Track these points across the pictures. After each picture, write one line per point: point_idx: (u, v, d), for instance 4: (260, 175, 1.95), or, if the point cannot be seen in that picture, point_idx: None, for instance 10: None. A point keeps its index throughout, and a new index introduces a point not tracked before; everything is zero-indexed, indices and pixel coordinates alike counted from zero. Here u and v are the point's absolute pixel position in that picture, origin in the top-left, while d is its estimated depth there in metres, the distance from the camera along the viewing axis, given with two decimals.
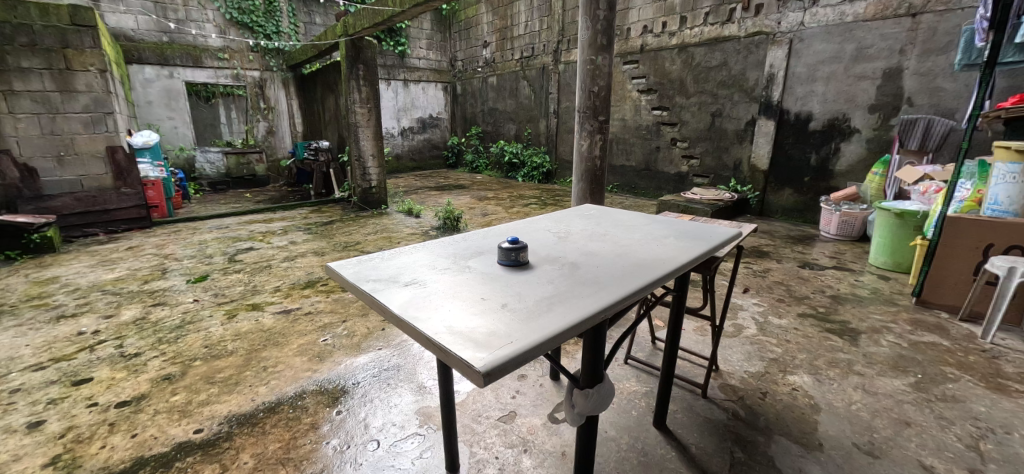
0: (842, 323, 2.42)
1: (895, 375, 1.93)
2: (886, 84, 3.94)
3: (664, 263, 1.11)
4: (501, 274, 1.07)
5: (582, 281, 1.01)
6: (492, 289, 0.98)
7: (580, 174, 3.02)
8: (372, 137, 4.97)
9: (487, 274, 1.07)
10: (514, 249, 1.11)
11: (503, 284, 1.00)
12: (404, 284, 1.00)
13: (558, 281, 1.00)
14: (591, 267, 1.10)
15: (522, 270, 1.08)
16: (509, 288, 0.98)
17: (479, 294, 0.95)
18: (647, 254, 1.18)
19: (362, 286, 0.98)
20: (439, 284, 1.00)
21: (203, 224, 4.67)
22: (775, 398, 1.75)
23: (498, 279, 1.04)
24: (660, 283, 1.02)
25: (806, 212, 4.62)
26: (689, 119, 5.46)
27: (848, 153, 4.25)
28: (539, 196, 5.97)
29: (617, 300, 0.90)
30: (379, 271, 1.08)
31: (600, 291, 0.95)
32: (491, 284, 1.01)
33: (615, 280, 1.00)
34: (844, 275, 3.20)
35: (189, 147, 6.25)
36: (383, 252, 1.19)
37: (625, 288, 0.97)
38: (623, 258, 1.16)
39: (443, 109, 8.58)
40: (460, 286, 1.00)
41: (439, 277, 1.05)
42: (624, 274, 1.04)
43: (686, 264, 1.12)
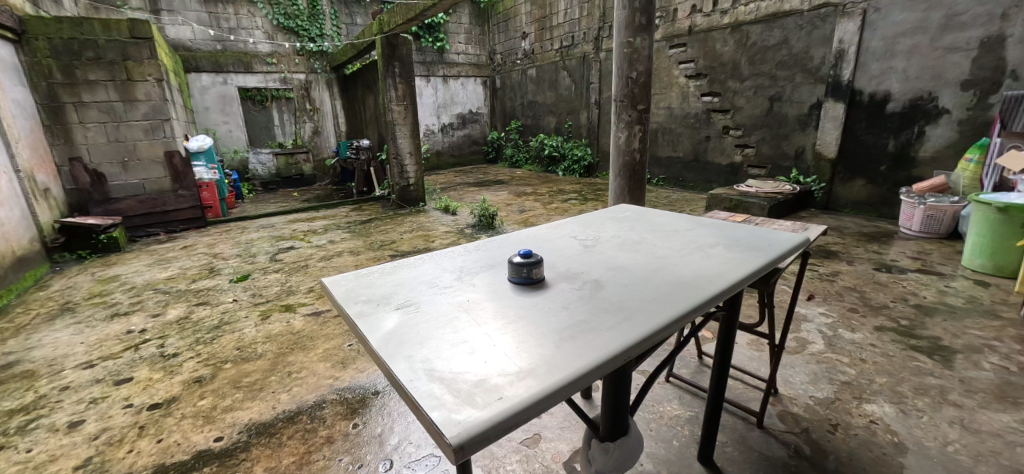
0: (930, 341, 2.08)
1: (1002, 408, 1.61)
2: (983, 56, 3.39)
3: (712, 280, 0.90)
4: (509, 293, 0.91)
5: (606, 304, 0.81)
6: (494, 312, 0.82)
7: (618, 169, 2.81)
8: (409, 135, 4.95)
9: (492, 294, 0.92)
10: (526, 264, 0.93)
11: (508, 308, 0.84)
12: (395, 306, 0.86)
13: (574, 303, 0.83)
14: (618, 283, 0.91)
15: (535, 289, 0.92)
16: (514, 313, 0.81)
17: (477, 319, 0.80)
18: (691, 267, 0.96)
19: (348, 308, 0.86)
20: (435, 305, 0.86)
21: (252, 223, 4.83)
22: (849, 432, 1.49)
23: (504, 299, 0.88)
24: (705, 308, 0.80)
25: (882, 206, 4.10)
26: (744, 104, 5.02)
27: (935, 138, 3.72)
28: (580, 191, 5.73)
29: (646, 334, 0.71)
30: (373, 287, 0.96)
31: (626, 319, 0.75)
32: (494, 306, 0.85)
33: (647, 303, 0.80)
34: (932, 280, 2.77)
35: (242, 149, 6.52)
36: (384, 266, 1.07)
37: (658, 314, 0.77)
38: (659, 273, 0.95)
39: (482, 104, 8.49)
40: (459, 308, 0.85)
41: (438, 296, 0.91)
42: (659, 294, 0.84)
43: (739, 282, 0.90)
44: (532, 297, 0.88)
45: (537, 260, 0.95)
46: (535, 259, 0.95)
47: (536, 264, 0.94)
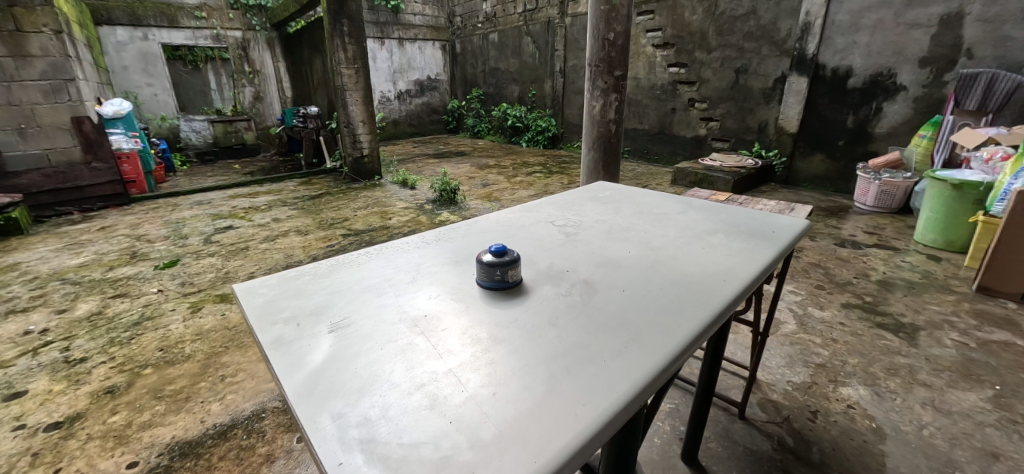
0: (894, 318, 2.10)
1: (968, 387, 1.63)
2: (943, 34, 3.43)
3: (723, 279, 0.75)
4: (479, 303, 0.72)
5: (604, 317, 0.64)
6: (459, 334, 0.63)
7: (591, 142, 2.68)
8: (361, 101, 4.55)
9: (456, 302, 0.73)
10: (503, 269, 0.74)
11: (478, 325, 0.65)
12: (328, 328, 0.66)
13: (564, 317, 0.65)
14: (613, 286, 0.74)
15: (511, 296, 0.73)
16: (485, 337, 0.62)
17: (438, 348, 0.60)
18: (696, 261, 0.81)
19: (265, 335, 0.65)
20: (382, 326, 0.66)
21: (184, 199, 4.33)
22: (829, 419, 1.45)
23: (472, 311, 0.69)
24: (724, 319, 0.65)
25: (838, 181, 4.19)
26: (710, 76, 4.94)
27: (891, 114, 3.78)
28: (545, 164, 5.55)
29: (663, 363, 0.54)
30: (300, 300, 0.74)
31: (633, 340, 0.58)
32: (460, 323, 0.66)
33: (656, 316, 0.64)
34: (890, 256, 2.83)
35: (171, 115, 5.83)
36: (317, 267, 0.86)
37: (672, 332, 0.60)
38: (660, 269, 0.79)
39: (442, 70, 8.02)
40: (412, 330, 0.65)
41: (387, 309, 0.71)
42: (667, 300, 0.68)
43: (754, 280, 0.75)
44: (507, 308, 0.69)
45: (514, 261, 0.75)
46: (512, 261, 0.74)
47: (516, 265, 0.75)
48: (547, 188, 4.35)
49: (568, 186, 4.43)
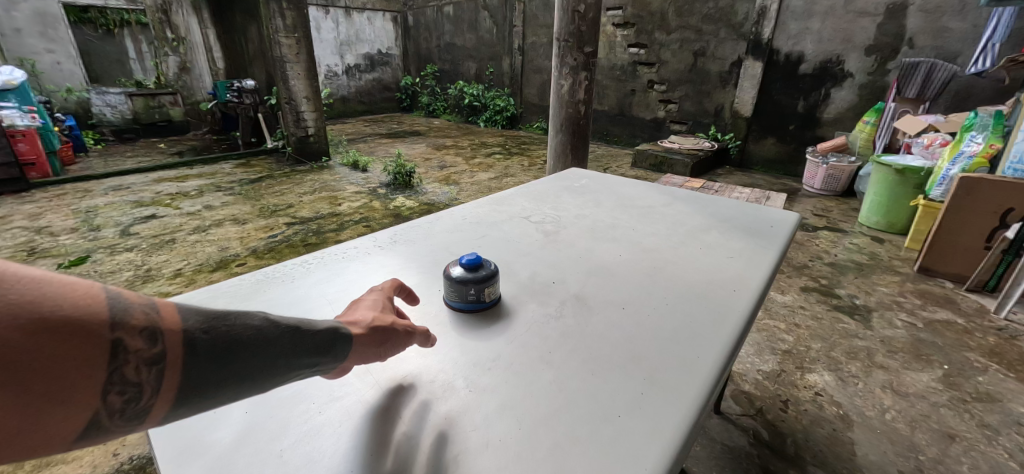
0: (849, 300, 2.16)
1: (921, 367, 1.69)
2: (888, 23, 3.54)
3: (725, 296, 0.73)
4: (450, 336, 0.65)
5: (608, 354, 0.60)
6: (435, 382, 0.57)
7: (560, 123, 2.64)
8: (304, 75, 4.16)
9: (418, 334, 0.66)
10: (480, 288, 0.69)
11: (456, 368, 0.59)
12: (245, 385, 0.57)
13: (566, 353, 0.60)
14: (609, 309, 0.70)
15: (490, 324, 0.67)
16: (464, 383, 0.56)
17: (406, 402, 0.54)
18: (690, 276, 0.79)
19: None
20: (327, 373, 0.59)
21: (98, 184, 3.81)
22: (799, 409, 1.46)
23: (447, 350, 0.63)
24: (739, 345, 0.63)
25: (788, 164, 4.33)
26: (669, 58, 4.93)
27: (838, 100, 3.91)
28: (504, 145, 5.38)
29: (690, 410, 0.51)
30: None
31: (653, 383, 0.55)
32: (429, 366, 0.60)
33: (666, 350, 0.60)
34: (839, 238, 2.93)
35: (79, 87, 5.13)
36: (235, 291, 0.75)
37: (695, 370, 0.57)
38: (662, 286, 0.76)
39: (393, 43, 7.56)
40: (363, 379, 0.58)
41: None
42: (679, 329, 0.65)
43: (758, 294, 0.74)
44: (491, 343, 0.64)
45: (492, 275, 0.70)
46: (489, 276, 0.70)
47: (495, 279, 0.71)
48: (508, 171, 4.20)
49: (529, 168, 4.30)
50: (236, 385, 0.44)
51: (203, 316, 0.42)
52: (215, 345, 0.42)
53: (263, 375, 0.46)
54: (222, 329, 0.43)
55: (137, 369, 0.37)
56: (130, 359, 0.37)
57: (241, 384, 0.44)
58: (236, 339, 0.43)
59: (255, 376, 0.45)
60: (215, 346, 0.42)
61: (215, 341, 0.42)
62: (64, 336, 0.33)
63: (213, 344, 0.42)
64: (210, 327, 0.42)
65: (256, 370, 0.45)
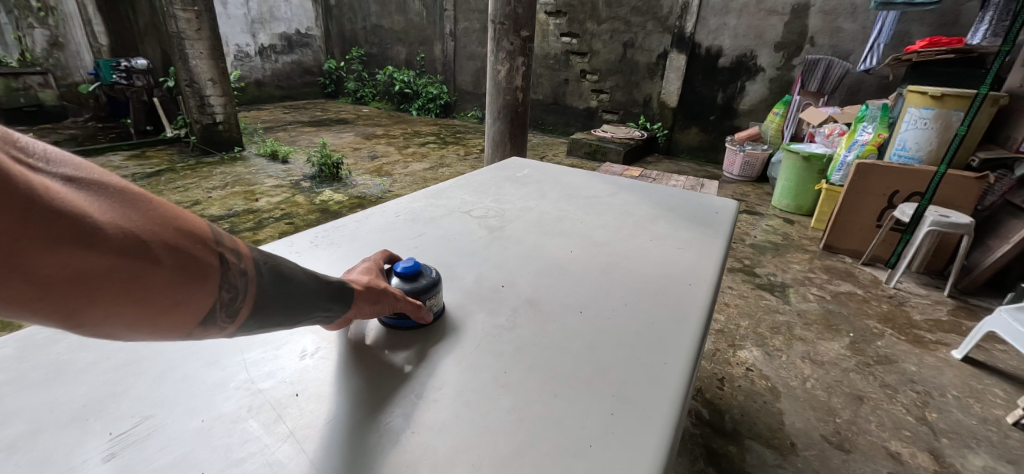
0: (768, 278, 2.32)
1: (831, 337, 1.85)
2: (793, 21, 3.83)
3: (681, 293, 0.71)
4: (385, 365, 0.57)
5: (571, 369, 0.55)
6: (368, 425, 0.48)
7: (497, 112, 2.58)
8: (209, 55, 3.71)
9: (346, 363, 0.58)
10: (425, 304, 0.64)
11: (395, 405, 0.51)
12: (109, 450, 0.45)
13: (524, 372, 0.55)
14: (565, 313, 0.66)
15: (433, 346, 0.60)
16: (404, 421, 0.49)
17: (331, 459, 0.44)
18: (645, 273, 0.76)
19: None
20: (221, 428, 0.48)
21: None
22: (734, 385, 1.54)
23: (382, 381, 0.54)
24: (701, 344, 0.61)
25: (709, 152, 4.61)
26: (599, 49, 5.02)
27: (752, 92, 4.20)
28: (438, 134, 5.21)
29: (667, 426, 0.48)
30: (67, 395, 0.51)
31: (623, 399, 0.51)
32: (357, 405, 0.51)
33: (631, 359, 0.57)
34: (756, 220, 3.15)
35: None
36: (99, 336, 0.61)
37: (664, 379, 0.54)
38: (617, 283, 0.73)
39: (314, 23, 7.01)
40: (274, 430, 0.48)
41: (228, 389, 0.54)
42: (642, 332, 0.62)
43: (712, 288, 0.73)
44: (435, 367, 0.56)
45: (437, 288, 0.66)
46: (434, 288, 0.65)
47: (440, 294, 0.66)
48: (443, 161, 4.07)
49: (465, 158, 4.19)
50: (290, 314, 0.49)
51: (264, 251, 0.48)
52: (281, 275, 0.48)
53: (314, 309, 0.51)
54: (282, 267, 0.49)
55: (235, 277, 0.43)
56: (231, 270, 0.42)
57: (293, 314, 0.49)
58: (297, 275, 0.50)
59: (306, 310, 0.50)
60: (281, 276, 0.48)
61: (280, 273, 0.48)
62: (197, 241, 0.40)
63: (279, 276, 0.47)
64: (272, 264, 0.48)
65: (310, 304, 0.51)
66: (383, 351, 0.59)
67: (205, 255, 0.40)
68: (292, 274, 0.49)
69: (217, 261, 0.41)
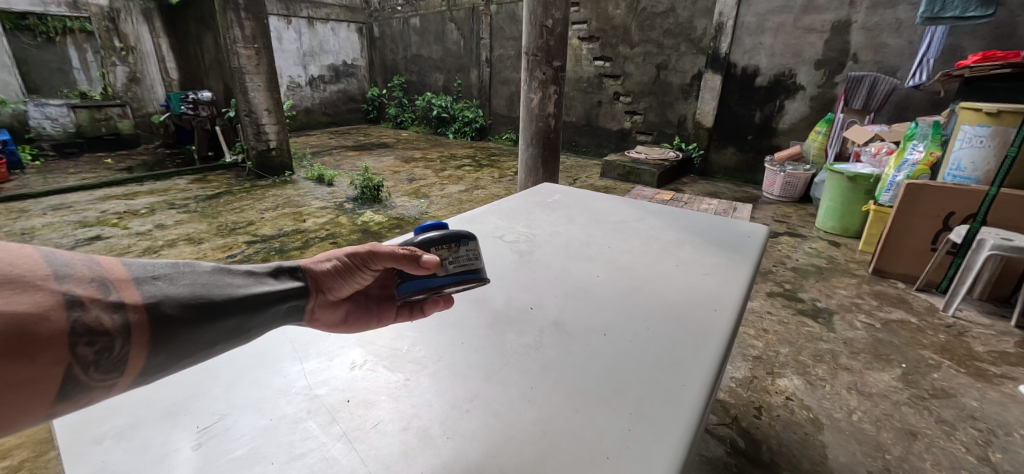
0: (811, 304, 2.23)
1: (881, 367, 1.75)
2: (833, 39, 3.75)
3: (705, 316, 0.73)
4: (424, 375, 0.62)
5: (591, 387, 0.58)
6: (406, 432, 0.52)
7: (529, 137, 2.66)
8: (265, 87, 4.03)
9: (394, 372, 0.63)
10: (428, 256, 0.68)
11: (428, 413, 0.55)
12: (194, 439, 0.52)
13: (546, 389, 0.58)
14: (588, 334, 0.69)
15: (464, 359, 0.64)
16: (437, 427, 0.53)
17: (375, 459, 0.49)
18: (668, 296, 0.79)
19: (79, 462, 0.48)
20: (285, 427, 0.54)
21: (37, 203, 3.48)
22: (772, 414, 1.49)
23: (420, 391, 0.59)
24: (721, 366, 0.63)
25: (747, 172, 4.50)
26: (632, 71, 5.06)
27: (792, 111, 4.10)
28: (473, 156, 5.36)
29: (683, 446, 0.50)
30: (159, 394, 0.59)
31: (640, 417, 0.53)
32: (400, 412, 0.55)
33: (650, 379, 0.59)
34: (799, 243, 3.04)
35: (16, 99, 4.78)
36: None
37: (679, 399, 0.56)
38: (640, 305, 0.76)
39: (359, 54, 7.46)
40: (329, 431, 0.53)
41: (291, 392, 0.60)
42: (661, 353, 0.64)
43: (737, 313, 0.74)
44: (467, 378, 0.60)
45: (435, 237, 0.69)
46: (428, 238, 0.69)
47: (452, 246, 0.70)
48: (478, 183, 4.18)
49: (499, 180, 4.29)
50: (212, 331, 0.48)
51: (163, 268, 0.48)
52: (177, 295, 0.46)
53: (236, 317, 0.50)
54: (175, 281, 0.48)
55: (94, 321, 0.40)
56: (90, 314, 0.40)
57: (216, 331, 0.48)
58: (191, 286, 0.48)
59: (226, 322, 0.49)
60: (174, 299, 0.46)
61: (172, 293, 0.46)
62: (13, 300, 0.37)
63: (169, 297, 0.46)
64: (164, 285, 0.47)
65: (224, 315, 0.49)
66: (423, 363, 0.64)
67: (39, 316, 0.38)
68: (187, 289, 0.48)
69: (51, 315, 0.38)
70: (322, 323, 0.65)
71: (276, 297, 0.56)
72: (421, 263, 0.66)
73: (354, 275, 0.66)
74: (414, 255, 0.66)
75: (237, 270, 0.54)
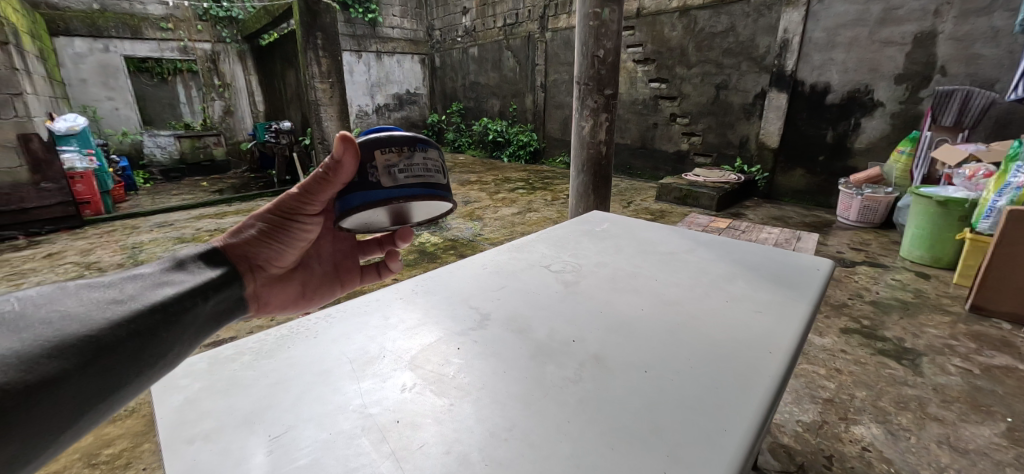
0: (895, 343, 2.02)
1: (980, 420, 1.55)
2: (916, 51, 3.46)
3: (753, 357, 0.70)
4: (468, 401, 0.63)
5: (624, 425, 0.58)
6: (447, 458, 0.54)
7: (581, 163, 2.67)
8: (336, 117, 4.37)
9: (440, 396, 0.65)
10: (364, 160, 0.67)
11: (469, 438, 0.57)
12: (266, 446, 0.57)
13: (581, 428, 0.57)
14: (629, 369, 0.68)
15: (504, 387, 0.66)
16: (475, 455, 0.54)
17: None
18: (715, 334, 0.76)
19: (175, 460, 0.55)
20: (343, 442, 0.58)
21: (145, 221, 3.95)
22: (845, 466, 1.36)
23: (463, 416, 0.61)
24: (768, 414, 0.60)
25: (819, 195, 4.21)
26: (690, 92, 4.95)
27: (869, 130, 3.80)
28: (527, 179, 5.44)
29: None
30: (238, 402, 0.65)
31: (676, 464, 0.51)
32: (444, 435, 0.58)
33: (688, 421, 0.58)
34: (879, 273, 2.77)
35: (133, 130, 5.53)
36: (258, 352, 0.77)
37: (721, 448, 0.53)
38: (682, 344, 0.73)
39: (421, 83, 7.92)
40: (381, 449, 0.56)
41: (348, 410, 0.63)
42: (703, 396, 0.62)
43: (790, 357, 0.71)
44: (506, 406, 0.62)
45: (371, 140, 0.67)
46: (369, 141, 0.67)
47: (405, 149, 0.69)
48: (531, 206, 4.23)
49: (552, 203, 4.31)
50: (99, 370, 0.42)
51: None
52: (14, 348, 0.38)
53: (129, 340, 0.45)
54: (5, 328, 0.39)
55: None
56: None
57: (98, 369, 0.42)
58: (34, 331, 0.41)
59: (117, 354, 0.44)
60: (19, 354, 0.38)
61: (5, 346, 0.38)
62: None
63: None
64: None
65: (106, 347, 0.43)
66: (467, 386, 0.66)
67: None
68: (27, 339, 0.40)
69: None
70: (277, 299, 0.74)
71: (179, 299, 0.53)
72: (347, 169, 0.67)
73: (283, 234, 0.73)
74: (335, 164, 0.66)
75: (98, 289, 0.48)
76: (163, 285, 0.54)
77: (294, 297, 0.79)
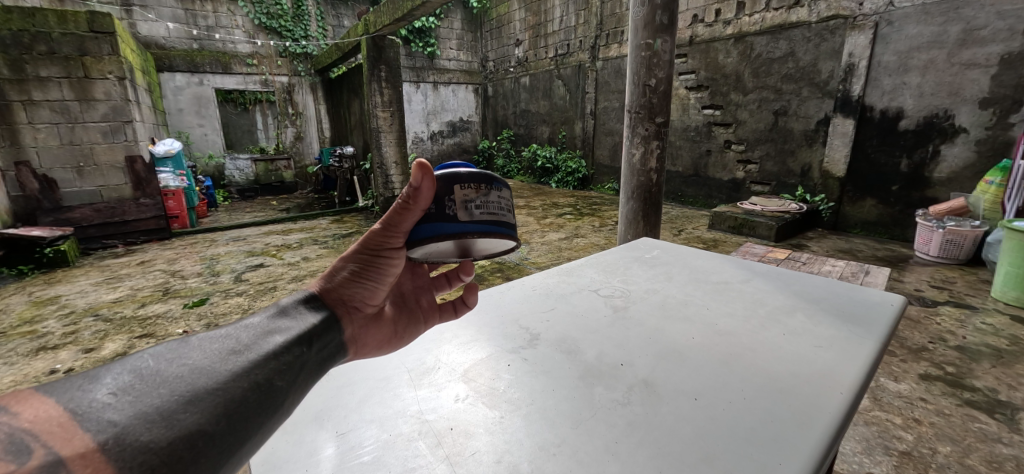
0: (987, 394, 1.81)
1: None
2: (1003, 73, 3.18)
3: (814, 394, 0.67)
4: (518, 416, 0.65)
5: (679, 454, 0.57)
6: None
7: (631, 190, 2.66)
8: (394, 143, 4.63)
9: (496, 414, 0.66)
10: (441, 191, 0.66)
11: (519, 450, 0.59)
12: (333, 441, 0.61)
13: (634, 461, 0.56)
14: (678, 397, 0.68)
15: (552, 407, 0.66)
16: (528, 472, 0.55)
17: None
18: (772, 369, 0.73)
19: (259, 452, 0.61)
20: (401, 444, 0.61)
21: (221, 235, 4.31)
22: None
23: (513, 430, 0.62)
24: (828, 453, 0.58)
25: (893, 227, 3.90)
26: (746, 118, 4.82)
27: (950, 158, 3.51)
28: (575, 205, 5.47)
29: None
30: (310, 402, 0.70)
31: None
32: (493, 446, 0.60)
33: (742, 455, 0.56)
34: (966, 315, 2.50)
35: (218, 154, 6.12)
36: None
37: None
38: (744, 381, 0.71)
39: (474, 112, 8.26)
40: (435, 453, 0.59)
41: (407, 416, 0.67)
42: (766, 438, 0.59)
43: (856, 397, 0.67)
44: (554, 428, 0.62)
45: (448, 175, 0.67)
46: (445, 176, 0.67)
47: (482, 187, 0.69)
48: (578, 231, 4.24)
49: (600, 228, 4.29)
50: (232, 426, 0.43)
51: (123, 376, 0.43)
52: (155, 405, 0.41)
53: (250, 392, 0.46)
54: (144, 385, 0.42)
55: None
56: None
57: (233, 423, 0.43)
58: (170, 385, 0.43)
59: (243, 409, 0.44)
60: (158, 410, 0.40)
61: (145, 404, 0.40)
62: None
63: (142, 413, 0.40)
64: (126, 399, 0.41)
65: (233, 401, 0.44)
66: (511, 402, 0.68)
67: None
68: (166, 394, 0.42)
69: None
70: (373, 340, 0.69)
71: (288, 346, 0.52)
72: (426, 195, 0.64)
73: (374, 271, 0.67)
74: (414, 190, 0.63)
75: (214, 340, 0.49)
76: (273, 331, 0.54)
77: (389, 338, 0.72)
